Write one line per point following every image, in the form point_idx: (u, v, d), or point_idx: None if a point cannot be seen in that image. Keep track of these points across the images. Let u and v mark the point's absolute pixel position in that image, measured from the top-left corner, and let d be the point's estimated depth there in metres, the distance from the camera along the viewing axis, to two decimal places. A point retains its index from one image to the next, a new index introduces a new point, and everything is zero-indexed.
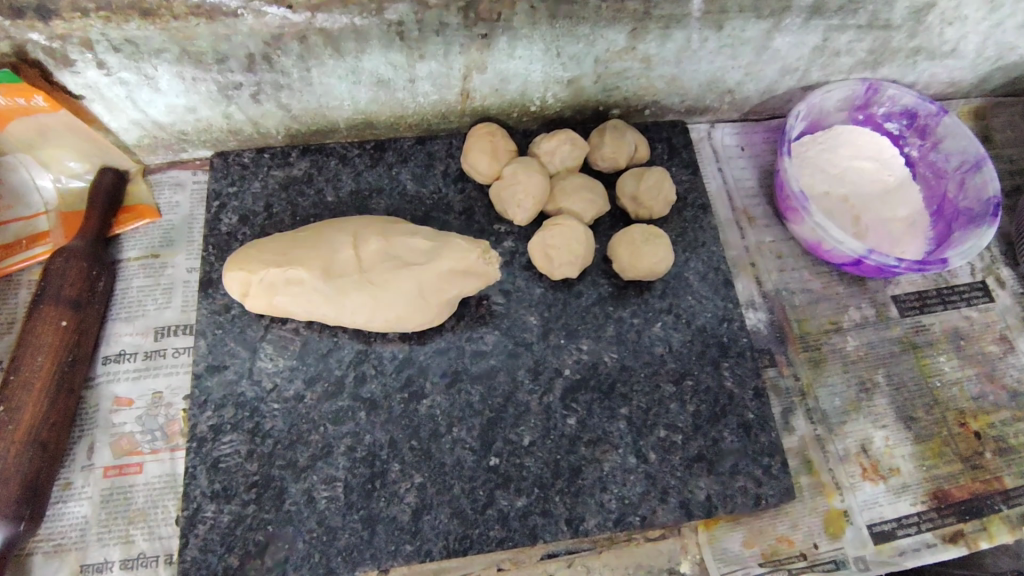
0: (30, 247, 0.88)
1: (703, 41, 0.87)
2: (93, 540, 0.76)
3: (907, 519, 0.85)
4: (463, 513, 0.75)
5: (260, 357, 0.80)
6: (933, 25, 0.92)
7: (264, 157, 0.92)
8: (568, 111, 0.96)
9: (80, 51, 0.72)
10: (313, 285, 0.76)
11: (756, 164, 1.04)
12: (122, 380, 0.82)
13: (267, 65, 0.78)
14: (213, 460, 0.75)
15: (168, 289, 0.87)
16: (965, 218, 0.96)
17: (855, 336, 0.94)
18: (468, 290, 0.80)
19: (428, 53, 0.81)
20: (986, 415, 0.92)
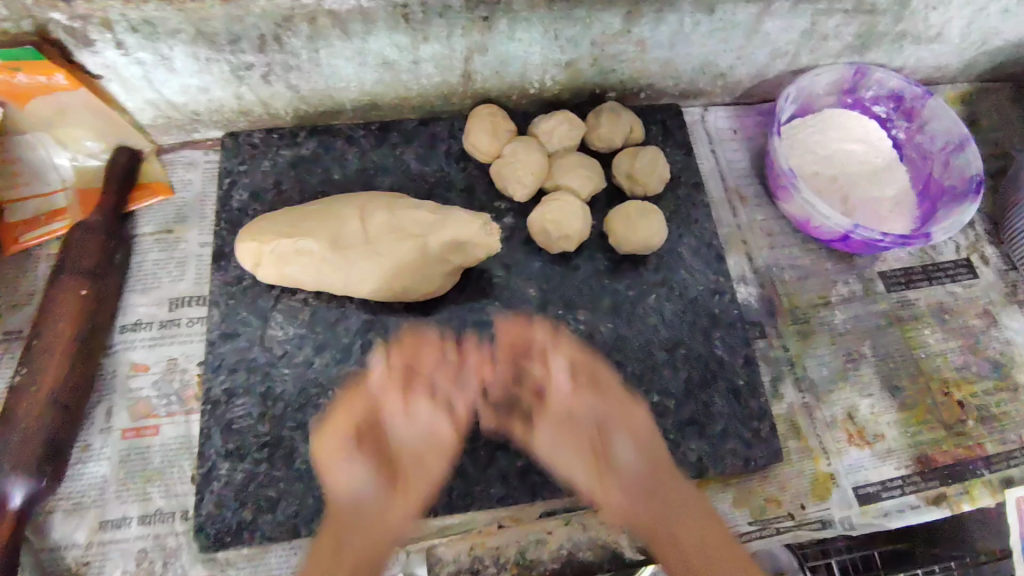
0: (49, 222, 0.91)
1: (695, 25, 0.90)
2: (111, 497, 0.79)
3: (891, 482, 0.89)
4: (466, 472, 0.79)
5: (271, 325, 0.84)
6: (918, 9, 0.95)
7: (274, 137, 0.95)
8: (566, 93, 1.00)
9: (100, 31, 0.76)
10: (322, 255, 0.79)
11: (747, 147, 1.08)
12: (138, 348, 0.86)
13: (278, 45, 0.82)
14: (227, 421, 0.79)
15: (182, 262, 0.91)
16: (950, 196, 0.99)
17: (843, 309, 0.98)
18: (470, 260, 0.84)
19: (431, 35, 0.84)
20: (968, 385, 0.95)
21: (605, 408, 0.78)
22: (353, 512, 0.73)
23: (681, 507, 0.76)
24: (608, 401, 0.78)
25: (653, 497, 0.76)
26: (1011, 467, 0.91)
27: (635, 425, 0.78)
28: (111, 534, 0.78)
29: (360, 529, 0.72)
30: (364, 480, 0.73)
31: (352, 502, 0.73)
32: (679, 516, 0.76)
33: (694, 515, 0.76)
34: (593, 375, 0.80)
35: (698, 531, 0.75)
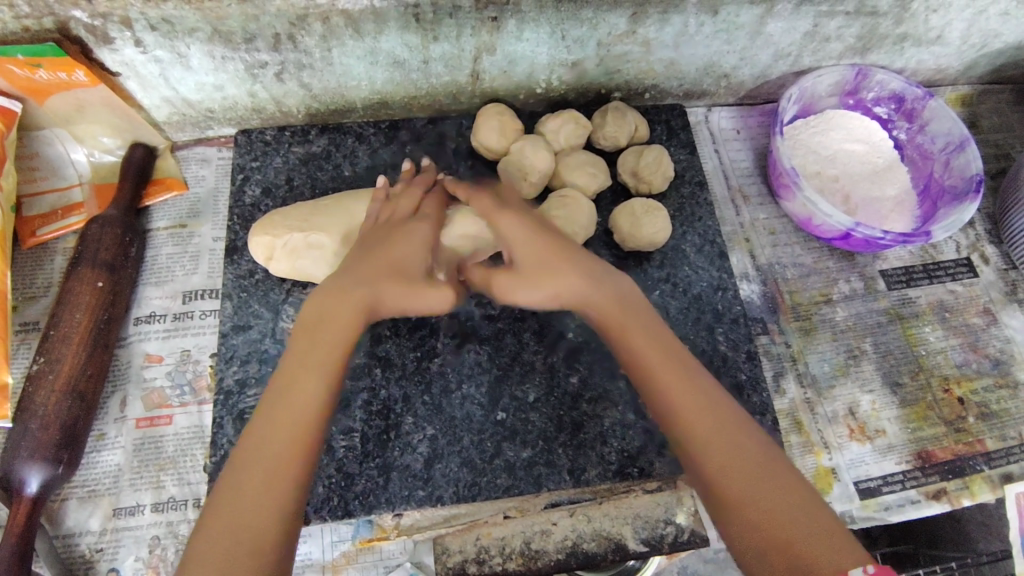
0: (65, 216, 0.93)
1: (700, 26, 0.92)
2: (125, 485, 0.81)
3: (892, 476, 0.90)
4: (473, 462, 0.80)
5: (282, 318, 0.86)
6: (919, 12, 0.97)
7: (285, 134, 0.97)
8: (572, 93, 1.01)
9: (119, 29, 0.78)
10: (333, 249, 0.83)
11: (751, 147, 1.09)
12: (152, 340, 0.88)
13: (291, 44, 0.84)
14: (239, 411, 0.81)
15: (195, 256, 0.93)
16: (950, 196, 1.01)
17: (844, 307, 0.99)
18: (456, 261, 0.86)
19: (441, 34, 0.86)
20: (969, 382, 0.96)
21: (534, 257, 0.77)
22: (286, 392, 0.63)
23: (707, 408, 0.65)
24: (541, 247, 0.77)
25: (680, 389, 0.66)
26: (1011, 463, 0.92)
27: (668, 351, 0.69)
28: (125, 521, 0.80)
29: (292, 420, 0.61)
30: (314, 387, 0.63)
31: (307, 402, 0.63)
32: (703, 412, 0.64)
33: (727, 419, 0.64)
34: (541, 261, 0.76)
35: (716, 429, 0.63)
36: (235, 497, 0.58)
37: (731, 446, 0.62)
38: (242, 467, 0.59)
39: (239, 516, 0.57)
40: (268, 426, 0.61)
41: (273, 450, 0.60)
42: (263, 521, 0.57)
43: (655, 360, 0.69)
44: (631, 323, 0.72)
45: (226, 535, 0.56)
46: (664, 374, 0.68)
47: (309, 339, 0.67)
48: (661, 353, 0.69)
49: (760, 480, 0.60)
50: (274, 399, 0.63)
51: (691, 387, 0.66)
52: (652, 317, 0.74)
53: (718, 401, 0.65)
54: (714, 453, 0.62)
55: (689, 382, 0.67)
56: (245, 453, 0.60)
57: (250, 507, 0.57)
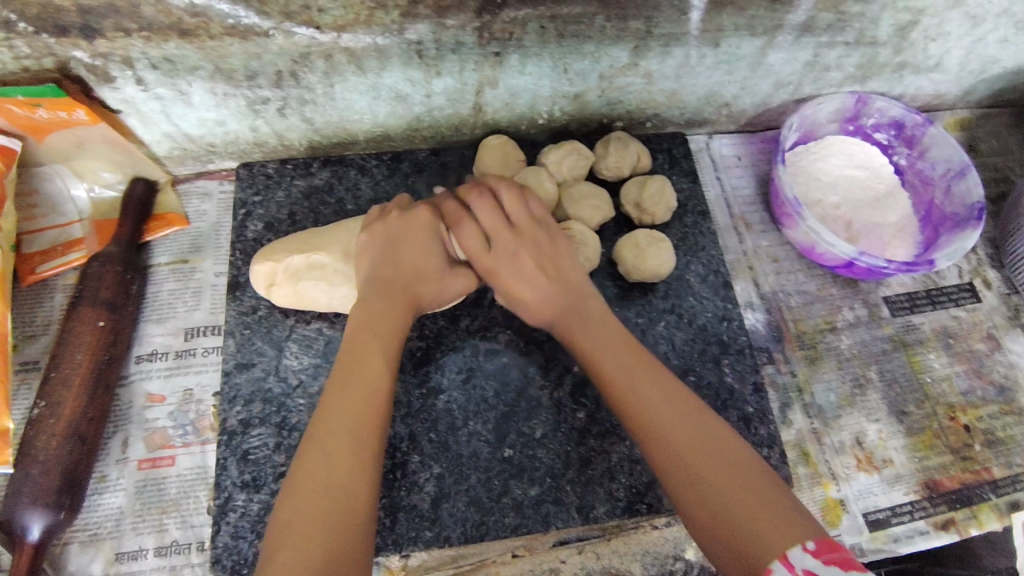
0: (65, 252, 0.92)
1: (701, 58, 0.92)
2: (128, 529, 0.80)
3: (901, 507, 0.90)
4: (480, 501, 0.80)
5: (286, 355, 0.85)
6: (918, 41, 0.97)
7: (287, 167, 0.97)
8: (574, 123, 1.02)
9: (120, 68, 0.77)
10: (333, 267, 0.82)
11: (752, 174, 1.10)
12: (154, 378, 0.87)
13: (294, 81, 0.84)
14: (243, 452, 0.80)
15: (197, 292, 0.92)
16: (951, 222, 1.01)
17: (849, 334, 0.99)
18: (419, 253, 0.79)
19: (444, 69, 0.86)
20: (974, 409, 0.96)
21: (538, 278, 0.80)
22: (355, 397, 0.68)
23: (680, 424, 0.66)
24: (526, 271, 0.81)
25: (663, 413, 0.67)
26: (1019, 491, 0.92)
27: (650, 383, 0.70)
28: (127, 566, 0.78)
29: (363, 400, 0.68)
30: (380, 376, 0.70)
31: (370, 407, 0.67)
32: (679, 429, 0.66)
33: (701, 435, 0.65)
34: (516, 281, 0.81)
35: (690, 444, 0.64)
36: (321, 475, 0.62)
37: (705, 459, 0.63)
38: (318, 454, 0.63)
39: (317, 497, 0.61)
40: (343, 412, 0.66)
41: (343, 436, 0.65)
42: (348, 499, 0.62)
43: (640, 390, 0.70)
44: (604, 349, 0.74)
45: (317, 515, 0.60)
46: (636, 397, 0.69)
47: (366, 333, 0.72)
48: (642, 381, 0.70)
49: (733, 497, 0.60)
50: (341, 390, 0.68)
51: (670, 406, 0.68)
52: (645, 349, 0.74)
53: (698, 423, 0.66)
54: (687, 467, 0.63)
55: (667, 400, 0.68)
56: (319, 442, 0.64)
57: (342, 493, 0.62)
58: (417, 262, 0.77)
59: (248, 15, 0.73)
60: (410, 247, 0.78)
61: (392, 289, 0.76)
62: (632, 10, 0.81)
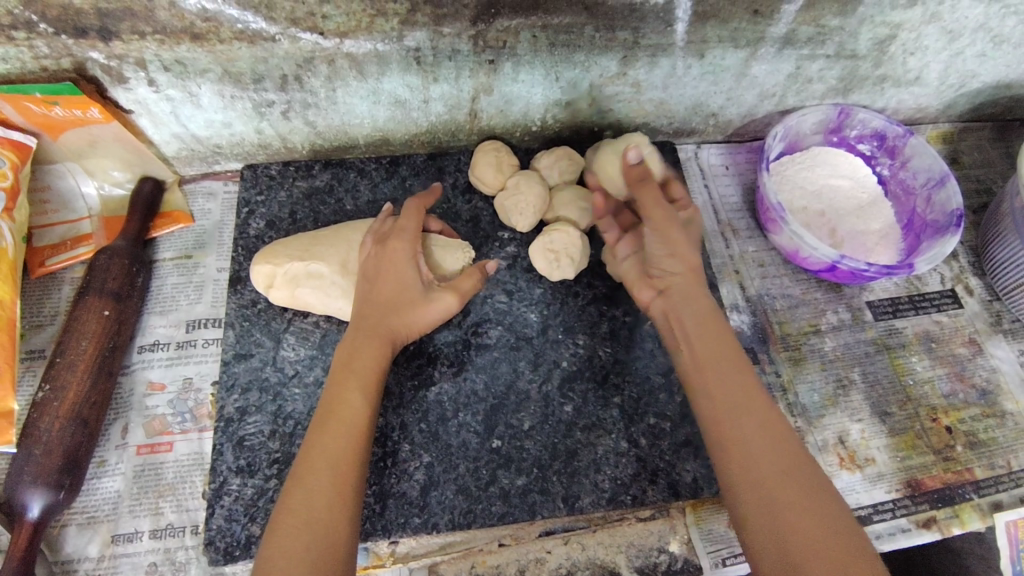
0: (74, 247, 0.96)
1: (688, 68, 0.96)
2: (124, 511, 0.82)
3: (882, 505, 0.91)
4: (468, 489, 0.82)
5: (283, 346, 0.88)
6: (896, 55, 1.01)
7: (290, 169, 1.02)
8: (566, 130, 1.06)
9: (134, 69, 0.82)
10: (331, 277, 0.85)
11: (739, 182, 1.13)
12: (155, 367, 0.90)
13: (298, 85, 0.88)
14: (239, 438, 0.82)
15: (199, 286, 0.96)
16: (932, 229, 1.04)
17: (832, 337, 1.02)
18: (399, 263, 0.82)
19: (441, 76, 0.90)
20: (957, 411, 0.98)
21: (688, 289, 0.80)
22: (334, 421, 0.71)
23: (763, 434, 0.68)
24: (687, 275, 0.81)
25: (742, 413, 0.70)
26: (1000, 492, 0.93)
27: (737, 381, 0.72)
28: (122, 548, 0.80)
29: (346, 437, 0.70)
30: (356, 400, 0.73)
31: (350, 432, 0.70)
32: (763, 436, 0.67)
33: (779, 444, 0.67)
34: (677, 249, 0.81)
35: (770, 449, 0.67)
36: (313, 509, 0.64)
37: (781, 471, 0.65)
38: (302, 493, 0.65)
39: (305, 528, 0.63)
40: (325, 451, 0.68)
41: (326, 472, 0.67)
42: (327, 536, 0.63)
43: (727, 384, 0.72)
44: (699, 334, 0.77)
45: (299, 545, 0.61)
46: (724, 402, 0.71)
47: (344, 373, 0.75)
48: (731, 379, 0.72)
49: (805, 515, 0.62)
50: (322, 427, 0.70)
51: (754, 410, 0.69)
52: (728, 330, 0.77)
53: (774, 428, 0.68)
54: (764, 480, 0.65)
55: (751, 397, 0.70)
56: (307, 478, 0.66)
57: (327, 526, 0.63)
58: (391, 289, 0.80)
59: (257, 21, 0.77)
60: (383, 281, 0.81)
61: (367, 328, 0.78)
62: (620, 21, 0.86)
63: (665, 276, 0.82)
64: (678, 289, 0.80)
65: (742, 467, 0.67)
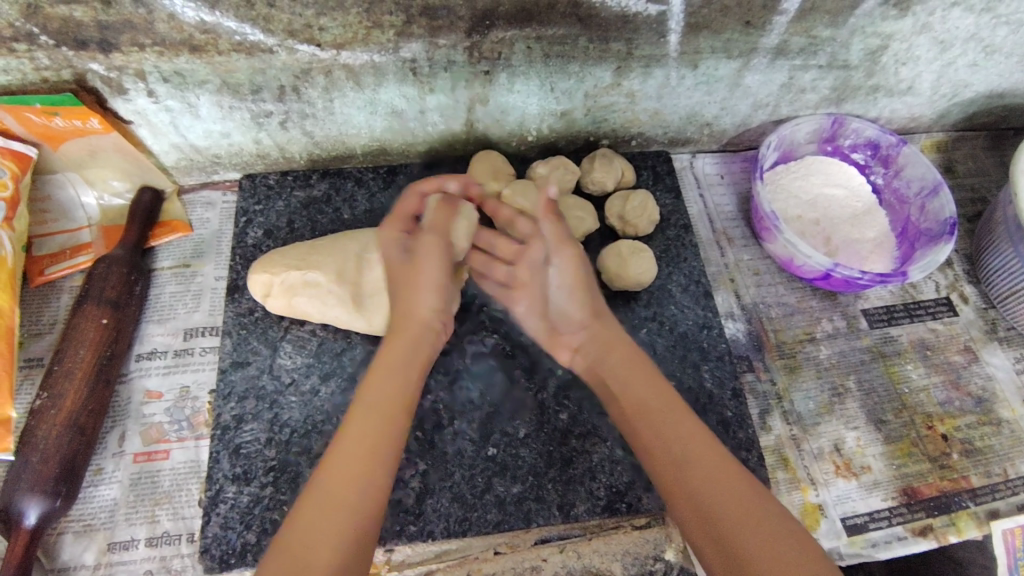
0: (73, 256, 0.96)
1: (681, 78, 0.97)
2: (120, 520, 0.82)
3: (878, 513, 0.91)
4: (463, 498, 0.82)
5: (280, 354, 0.88)
6: (888, 65, 1.02)
7: (288, 179, 1.03)
8: (561, 140, 1.07)
9: (133, 80, 0.83)
10: (328, 287, 0.86)
11: (734, 191, 1.14)
12: (153, 375, 0.90)
13: (295, 95, 0.89)
14: (235, 446, 0.83)
15: (197, 294, 0.96)
16: (926, 237, 1.04)
17: (827, 345, 1.02)
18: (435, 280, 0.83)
19: (437, 87, 0.91)
20: (952, 419, 0.98)
21: (602, 341, 0.83)
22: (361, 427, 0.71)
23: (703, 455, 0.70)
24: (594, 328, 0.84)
25: (679, 458, 0.71)
26: (997, 500, 0.93)
27: (675, 427, 0.73)
28: (118, 556, 0.80)
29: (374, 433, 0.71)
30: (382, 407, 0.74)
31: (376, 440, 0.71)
32: (710, 480, 0.68)
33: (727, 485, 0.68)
34: (581, 299, 0.84)
35: (716, 492, 0.67)
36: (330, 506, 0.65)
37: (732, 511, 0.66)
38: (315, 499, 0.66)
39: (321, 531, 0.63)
40: (355, 441, 0.69)
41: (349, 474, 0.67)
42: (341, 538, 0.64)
43: (664, 431, 0.73)
44: (626, 383, 0.78)
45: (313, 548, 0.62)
46: (667, 434, 0.73)
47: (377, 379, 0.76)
48: (667, 422, 0.74)
49: (764, 555, 0.63)
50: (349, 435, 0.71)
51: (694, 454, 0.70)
52: (656, 375, 0.79)
53: (717, 467, 0.69)
54: (718, 525, 0.65)
55: (690, 440, 0.72)
56: (330, 478, 0.67)
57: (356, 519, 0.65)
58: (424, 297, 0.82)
59: (255, 33, 0.78)
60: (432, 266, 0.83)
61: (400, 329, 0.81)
62: (613, 33, 0.87)
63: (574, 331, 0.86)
64: (591, 342, 0.84)
65: (694, 513, 0.67)
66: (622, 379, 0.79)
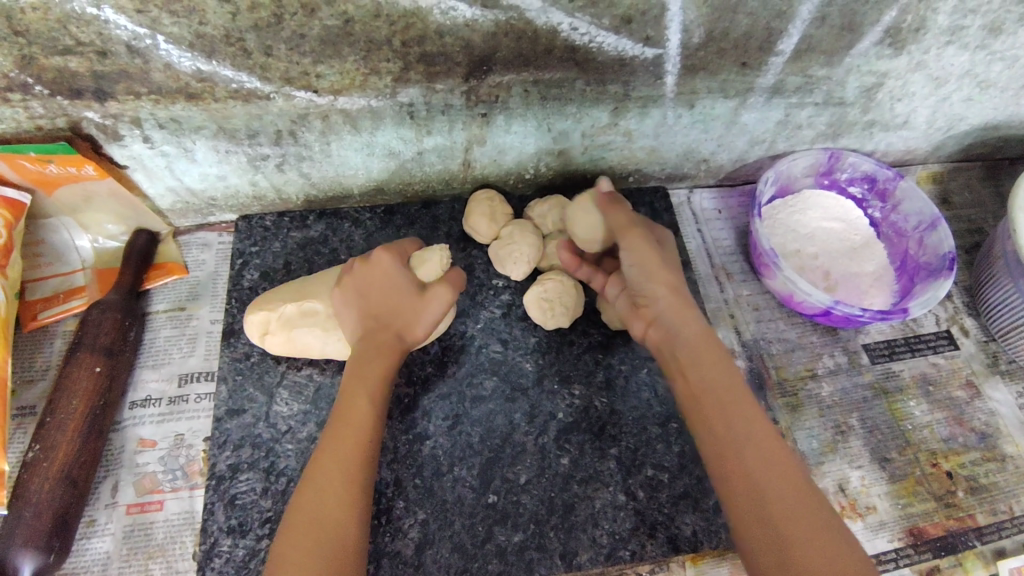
0: (67, 299, 0.95)
1: (678, 117, 0.98)
2: (113, 574, 0.80)
3: (885, 554, 0.90)
4: (464, 547, 0.80)
5: (276, 401, 0.87)
6: (884, 101, 1.03)
7: (284, 221, 1.03)
8: (559, 177, 1.07)
9: (129, 127, 0.83)
10: (327, 314, 0.85)
11: (732, 226, 1.14)
12: (147, 424, 0.89)
13: (292, 139, 0.89)
14: (230, 497, 0.81)
15: (192, 339, 0.95)
16: (925, 272, 1.04)
17: (829, 381, 1.01)
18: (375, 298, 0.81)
19: (434, 129, 0.91)
20: (956, 456, 0.97)
21: (676, 314, 0.79)
22: (344, 419, 0.73)
23: (761, 447, 0.68)
24: (672, 296, 0.80)
25: (746, 442, 0.68)
26: (1004, 538, 0.92)
27: (742, 413, 0.71)
28: None
29: (358, 428, 0.72)
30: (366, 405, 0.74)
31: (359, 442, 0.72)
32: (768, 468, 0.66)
33: (783, 477, 0.66)
34: (656, 273, 0.81)
35: (775, 483, 0.65)
36: (334, 503, 0.67)
37: (790, 509, 0.63)
38: (312, 497, 0.67)
39: (323, 514, 0.66)
40: (340, 441, 0.71)
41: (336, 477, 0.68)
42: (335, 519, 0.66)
43: (726, 410, 0.71)
44: (693, 362, 0.76)
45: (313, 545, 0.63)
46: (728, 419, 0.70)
47: (355, 377, 0.76)
48: (734, 407, 0.71)
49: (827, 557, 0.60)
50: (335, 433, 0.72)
51: (754, 444, 0.68)
52: (727, 358, 0.76)
53: (785, 462, 0.67)
54: (774, 520, 0.63)
55: (753, 424, 0.70)
56: (323, 467, 0.69)
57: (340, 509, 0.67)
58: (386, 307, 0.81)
59: (252, 81, 0.78)
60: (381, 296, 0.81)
61: (366, 335, 0.79)
62: (610, 75, 0.87)
63: (649, 302, 0.81)
64: (666, 316, 0.80)
65: (749, 497, 0.66)
66: (693, 356, 0.77)
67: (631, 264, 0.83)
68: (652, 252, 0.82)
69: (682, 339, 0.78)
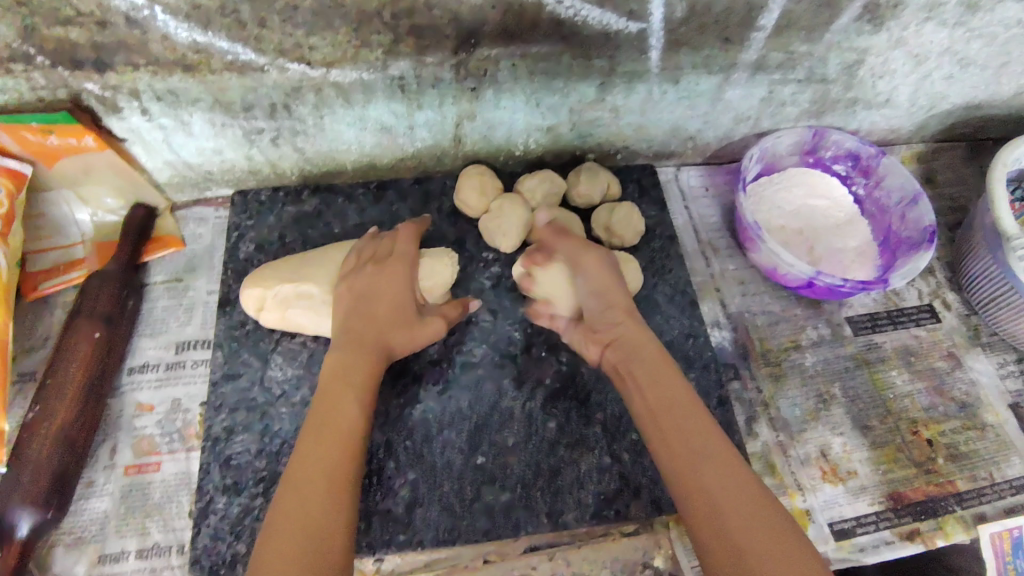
0: (67, 271, 0.97)
1: (664, 93, 1.00)
2: (111, 532, 0.82)
3: (866, 517, 0.92)
4: (452, 507, 0.83)
5: (271, 366, 0.90)
6: (866, 79, 1.05)
7: (279, 195, 1.05)
8: (548, 154, 1.09)
9: (128, 99, 0.85)
10: (322, 298, 0.87)
11: (719, 203, 1.16)
12: (144, 389, 0.91)
13: (286, 113, 0.91)
14: (226, 457, 0.83)
15: (189, 309, 0.98)
16: (908, 246, 1.06)
17: (812, 352, 1.03)
18: (378, 305, 0.83)
19: (425, 103, 0.94)
20: (937, 424, 0.99)
21: (634, 339, 0.82)
22: (325, 422, 0.73)
23: (716, 460, 0.70)
24: (631, 327, 0.84)
25: (701, 456, 0.70)
26: (983, 503, 0.94)
27: (696, 427, 0.73)
28: (109, 568, 0.80)
29: (340, 428, 0.72)
30: (352, 407, 0.75)
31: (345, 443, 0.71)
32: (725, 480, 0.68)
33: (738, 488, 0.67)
34: (614, 303, 0.85)
35: (731, 495, 0.67)
36: (318, 500, 0.66)
37: (745, 521, 0.65)
38: (296, 497, 0.66)
39: (310, 511, 0.65)
40: (320, 440, 0.71)
41: (319, 474, 0.68)
42: (321, 515, 0.65)
43: (682, 425, 0.73)
44: (652, 379, 0.78)
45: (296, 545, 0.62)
46: (684, 433, 0.72)
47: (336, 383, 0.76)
48: (688, 420, 0.73)
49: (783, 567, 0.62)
50: (316, 433, 0.72)
51: (711, 457, 0.70)
52: (680, 375, 0.79)
53: (740, 473, 0.69)
54: (733, 534, 0.64)
55: (707, 436, 0.72)
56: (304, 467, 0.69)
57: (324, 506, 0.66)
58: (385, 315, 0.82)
59: (246, 52, 0.81)
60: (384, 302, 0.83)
61: (356, 341, 0.80)
62: (596, 50, 0.89)
63: (608, 330, 0.84)
64: (625, 339, 0.83)
65: (705, 509, 0.67)
66: (653, 373, 0.79)
67: (590, 291, 0.86)
68: (607, 276, 0.87)
69: (639, 360, 0.80)
